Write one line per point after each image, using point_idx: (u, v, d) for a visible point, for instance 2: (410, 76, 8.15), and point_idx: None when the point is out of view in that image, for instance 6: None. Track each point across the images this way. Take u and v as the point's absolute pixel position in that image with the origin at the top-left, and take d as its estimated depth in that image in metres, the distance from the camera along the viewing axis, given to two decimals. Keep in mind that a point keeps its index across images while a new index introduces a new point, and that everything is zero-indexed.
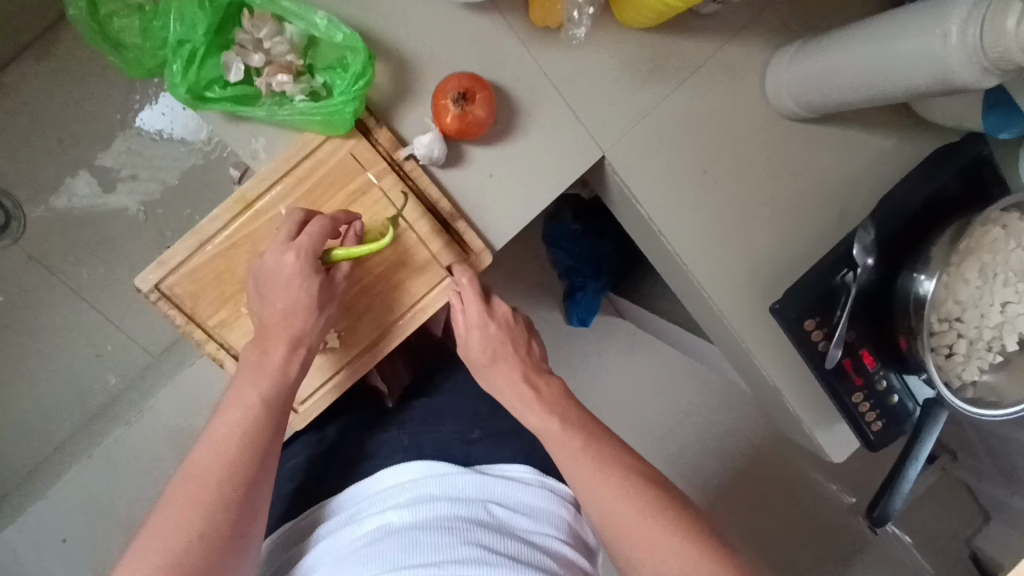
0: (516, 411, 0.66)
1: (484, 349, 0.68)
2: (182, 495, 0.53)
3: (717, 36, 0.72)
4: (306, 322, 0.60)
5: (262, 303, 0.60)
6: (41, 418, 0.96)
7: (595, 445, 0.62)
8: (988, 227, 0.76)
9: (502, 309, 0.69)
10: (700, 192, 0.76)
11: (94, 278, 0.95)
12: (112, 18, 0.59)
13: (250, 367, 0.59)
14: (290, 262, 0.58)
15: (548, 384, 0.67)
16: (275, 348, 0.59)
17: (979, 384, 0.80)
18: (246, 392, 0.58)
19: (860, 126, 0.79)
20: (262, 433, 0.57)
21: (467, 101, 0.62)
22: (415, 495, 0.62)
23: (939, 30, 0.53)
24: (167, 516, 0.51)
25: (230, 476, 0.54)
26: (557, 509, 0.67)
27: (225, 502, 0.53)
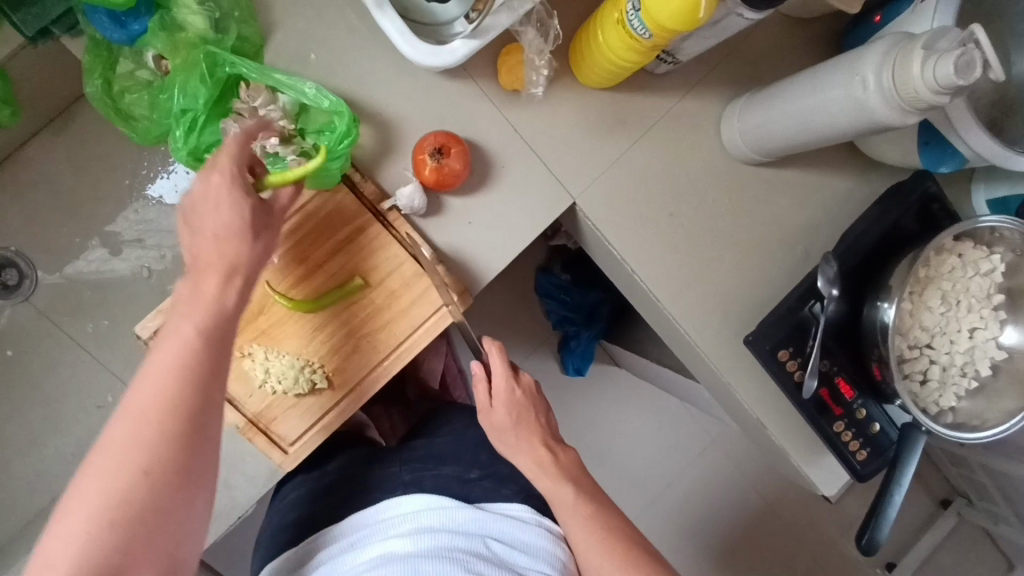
0: (532, 473, 0.70)
1: (508, 412, 0.72)
2: (122, 433, 0.50)
3: (673, 92, 0.79)
4: (243, 249, 0.58)
5: (200, 232, 0.58)
6: (42, 472, 0.98)
7: (601, 513, 0.67)
8: (943, 256, 0.81)
9: (527, 380, 0.74)
10: (668, 233, 0.80)
11: (99, 334, 0.99)
12: (125, 93, 0.68)
13: (184, 300, 0.57)
14: (224, 183, 0.58)
15: (565, 454, 0.72)
16: (209, 277, 0.57)
17: (958, 410, 0.82)
18: (184, 324, 0.55)
19: (816, 168, 0.85)
20: (199, 365, 0.54)
21: (442, 155, 0.68)
22: (417, 526, 0.64)
23: (858, 77, 0.60)
24: (112, 452, 0.50)
25: (176, 409, 0.52)
26: (552, 547, 0.67)
27: (170, 436, 0.51)
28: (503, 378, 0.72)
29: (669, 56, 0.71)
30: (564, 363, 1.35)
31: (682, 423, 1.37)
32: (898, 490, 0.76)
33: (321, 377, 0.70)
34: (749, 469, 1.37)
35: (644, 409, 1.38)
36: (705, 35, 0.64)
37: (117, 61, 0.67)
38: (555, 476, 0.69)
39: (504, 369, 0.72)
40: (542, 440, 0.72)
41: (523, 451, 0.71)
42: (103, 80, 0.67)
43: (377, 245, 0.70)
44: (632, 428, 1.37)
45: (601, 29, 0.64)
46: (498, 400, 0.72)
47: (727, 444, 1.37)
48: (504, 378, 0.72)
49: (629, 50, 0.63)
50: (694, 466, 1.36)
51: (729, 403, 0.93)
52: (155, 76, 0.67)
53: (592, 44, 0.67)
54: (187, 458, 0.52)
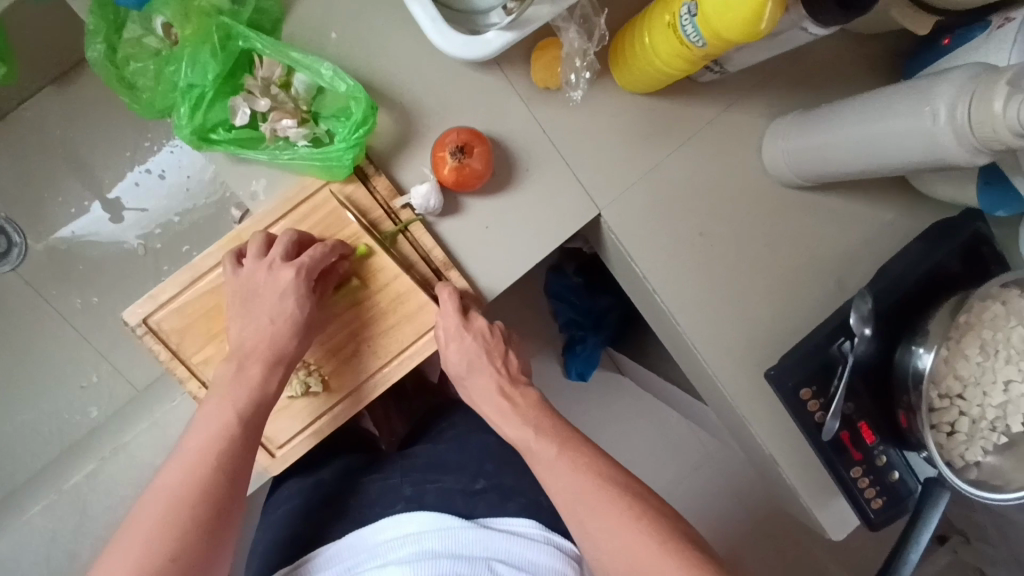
0: (494, 424, 0.66)
1: (461, 359, 0.66)
2: (151, 517, 0.51)
3: (717, 102, 0.74)
4: (291, 341, 0.60)
5: (246, 320, 0.60)
6: (25, 445, 0.95)
7: (570, 452, 0.61)
8: (987, 304, 0.75)
9: (480, 323, 0.66)
10: (696, 254, 0.76)
11: (87, 307, 0.95)
12: (129, 62, 0.61)
13: (226, 382, 0.58)
14: (287, 278, 0.59)
15: (524, 395, 0.67)
16: (254, 365, 0.59)
17: (983, 466, 0.78)
18: (223, 408, 0.57)
19: (857, 196, 0.79)
20: (236, 450, 0.56)
21: (464, 154, 0.63)
22: (417, 550, 0.60)
23: (928, 107, 0.54)
24: (131, 539, 0.50)
25: (204, 498, 0.53)
26: (561, 566, 0.62)
27: (196, 526, 0.52)
28: (451, 321, 0.65)
29: (718, 67, 0.65)
30: (567, 367, 1.31)
31: (683, 437, 1.33)
32: (915, 548, 0.76)
33: (319, 378, 0.66)
34: (749, 491, 1.32)
35: (647, 420, 1.34)
36: (761, 48, 0.58)
37: (123, 25, 0.61)
38: (514, 423, 0.64)
39: (452, 310, 0.65)
40: (498, 386, 0.67)
41: (483, 401, 0.67)
42: (106, 43, 0.61)
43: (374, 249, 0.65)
44: (632, 438, 1.33)
45: (649, 31, 0.59)
46: (447, 348, 0.66)
47: (726, 461, 1.33)
48: (452, 321, 0.65)
49: (678, 57, 0.58)
50: (691, 480, 1.33)
51: (741, 434, 0.88)
52: (164, 45, 0.61)
53: (636, 47, 0.62)
54: (209, 550, 0.52)
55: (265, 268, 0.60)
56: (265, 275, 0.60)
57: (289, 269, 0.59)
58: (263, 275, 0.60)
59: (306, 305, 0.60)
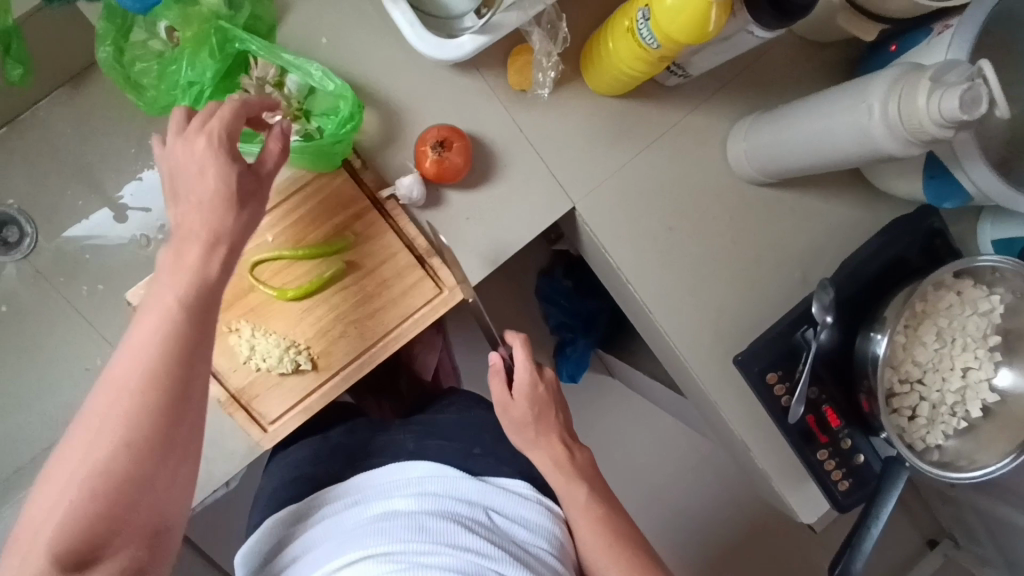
0: (546, 471, 0.71)
1: (530, 405, 0.73)
2: (102, 408, 0.50)
3: (683, 104, 0.79)
4: (228, 217, 0.57)
5: (179, 202, 0.57)
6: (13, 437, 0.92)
7: (614, 516, 0.69)
8: (941, 293, 0.80)
9: (549, 375, 0.76)
10: (666, 246, 0.80)
11: (94, 295, 0.93)
12: (136, 63, 0.67)
13: (167, 271, 0.55)
14: (202, 147, 0.56)
15: (580, 453, 0.74)
16: (192, 246, 0.56)
17: (945, 449, 0.81)
18: (167, 295, 0.54)
19: (821, 193, 0.84)
20: (179, 333, 0.53)
21: (444, 148, 0.68)
22: (420, 490, 0.65)
23: (865, 104, 0.59)
24: (86, 429, 0.49)
25: (156, 385, 0.51)
26: (549, 524, 0.68)
27: (150, 412, 0.50)
28: (527, 373, 0.74)
29: (679, 69, 0.70)
30: (559, 370, 1.35)
31: (671, 437, 1.36)
32: (875, 523, 0.76)
33: (308, 357, 0.70)
34: (736, 489, 1.35)
35: (637, 420, 1.37)
36: (714, 51, 0.64)
37: (131, 30, 0.66)
38: (569, 475, 0.71)
39: (529, 365, 0.74)
40: (559, 437, 0.74)
41: (540, 446, 0.72)
42: (115, 46, 0.66)
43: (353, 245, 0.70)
44: (622, 437, 1.36)
45: (611, 37, 0.64)
46: (519, 394, 0.73)
47: (714, 461, 1.36)
48: (529, 371, 0.74)
49: (636, 59, 0.63)
50: (679, 480, 1.35)
51: (718, 424, 0.92)
52: (167, 47, 0.67)
53: (601, 51, 0.67)
54: (179, 442, 0.52)
55: (181, 140, 0.57)
56: (199, 146, 0.57)
57: (202, 138, 0.57)
58: (183, 147, 0.57)
59: (232, 176, 0.57)
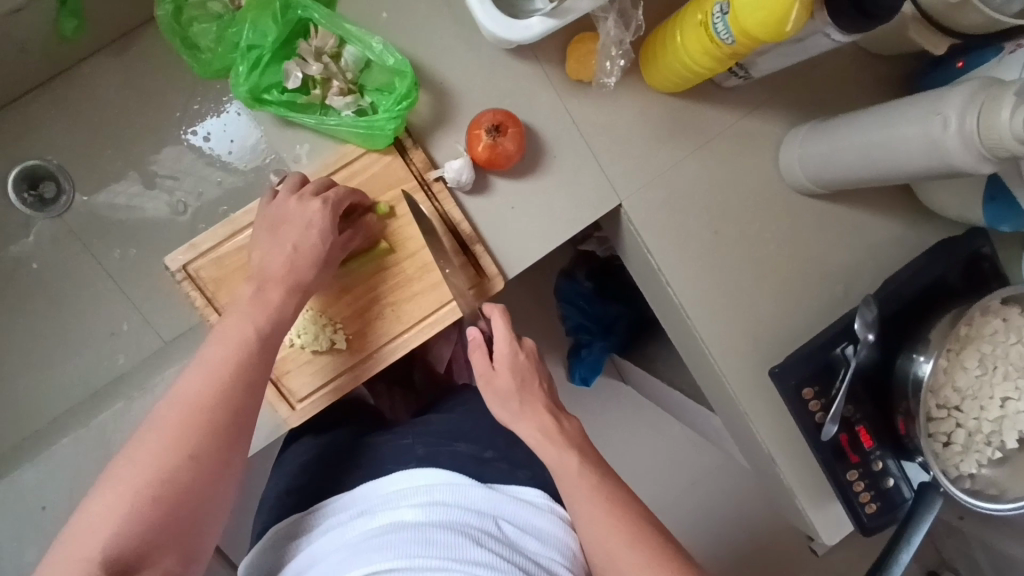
0: (536, 445, 0.65)
1: (512, 374, 0.67)
2: (171, 417, 0.53)
3: (739, 108, 0.78)
4: (311, 269, 0.62)
5: (270, 245, 0.62)
6: (30, 397, 0.91)
7: (613, 487, 0.62)
8: (987, 318, 0.78)
9: (530, 344, 0.70)
10: (709, 251, 0.79)
11: (123, 259, 0.92)
12: (194, 24, 0.66)
13: (247, 300, 0.60)
14: (315, 210, 0.62)
15: (569, 422, 0.67)
16: (274, 289, 0.60)
17: (978, 477, 0.79)
18: (244, 325, 0.58)
19: (869, 209, 0.82)
20: (254, 370, 0.57)
21: (498, 133, 0.66)
22: (429, 499, 0.62)
23: (939, 116, 0.57)
24: (152, 437, 0.52)
25: (221, 405, 0.55)
26: (562, 535, 0.66)
27: (210, 429, 0.54)
28: (506, 342, 0.68)
29: (742, 70, 0.69)
30: (572, 372, 1.32)
31: (682, 450, 1.34)
32: (904, 548, 0.74)
33: (343, 337, 0.69)
34: (743, 507, 1.32)
35: (649, 429, 1.34)
36: (784, 53, 0.62)
37: None
38: (560, 445, 0.64)
39: (507, 334, 0.68)
40: (544, 406, 0.67)
41: (524, 417, 0.66)
42: (174, 5, 0.65)
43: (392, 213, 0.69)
44: (632, 446, 1.34)
45: (681, 30, 0.63)
46: (501, 364, 0.67)
47: (725, 478, 1.33)
48: (507, 339, 0.68)
49: (705, 54, 0.62)
50: (687, 494, 1.33)
51: (744, 437, 0.90)
52: (226, 10, 0.65)
53: (668, 44, 0.65)
54: (226, 457, 0.54)
55: (296, 198, 0.63)
56: (295, 204, 0.63)
57: (318, 203, 0.63)
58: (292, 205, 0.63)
59: (327, 240, 0.63)
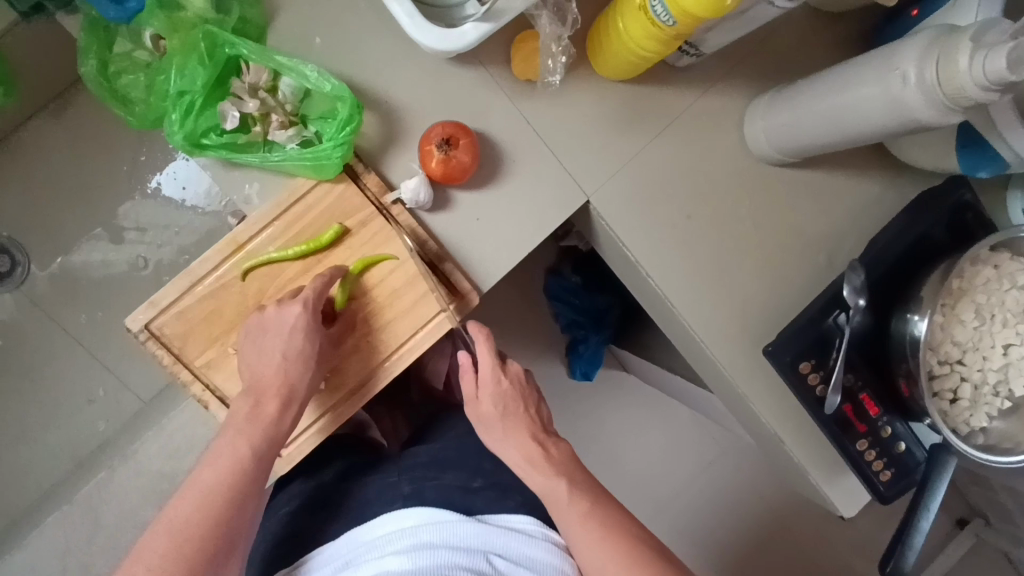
0: (522, 472, 0.64)
1: (495, 403, 0.67)
2: (158, 552, 0.52)
3: (696, 86, 0.75)
4: (302, 376, 0.62)
5: (257, 355, 0.62)
6: (18, 474, 0.89)
7: (601, 509, 0.61)
8: (977, 267, 0.76)
9: (515, 369, 0.69)
10: (686, 236, 0.76)
11: (93, 322, 0.90)
12: (123, 76, 0.64)
13: (241, 419, 0.59)
14: (295, 314, 0.61)
15: (556, 446, 0.66)
16: (268, 402, 0.60)
17: (990, 431, 0.77)
18: (237, 445, 0.58)
19: (842, 170, 0.80)
20: (246, 493, 0.57)
21: (449, 147, 0.64)
22: (415, 542, 0.61)
23: (897, 71, 0.55)
24: (138, 573, 0.51)
25: (209, 534, 0.54)
26: (558, 561, 0.63)
27: (197, 561, 0.52)
28: (488, 369, 0.67)
29: (692, 49, 0.67)
30: (572, 369, 1.30)
31: (690, 433, 1.31)
32: (926, 516, 0.73)
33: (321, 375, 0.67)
34: (759, 483, 1.29)
35: (655, 417, 1.32)
36: (731, 26, 0.60)
37: (114, 41, 0.63)
38: (547, 470, 0.63)
39: (488, 356, 0.68)
40: (531, 434, 0.66)
41: (511, 443, 0.66)
42: (99, 60, 0.63)
43: (346, 230, 0.66)
44: (640, 437, 1.31)
45: (622, 16, 0.60)
46: (484, 394, 0.67)
47: (737, 456, 1.31)
48: (489, 367, 0.67)
49: (649, 39, 0.60)
50: (700, 476, 1.30)
51: (746, 418, 0.88)
52: (154, 57, 0.63)
53: (611, 33, 0.63)
54: None
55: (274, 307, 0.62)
56: (274, 312, 0.62)
57: (297, 305, 0.62)
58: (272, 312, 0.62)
59: (314, 339, 0.62)
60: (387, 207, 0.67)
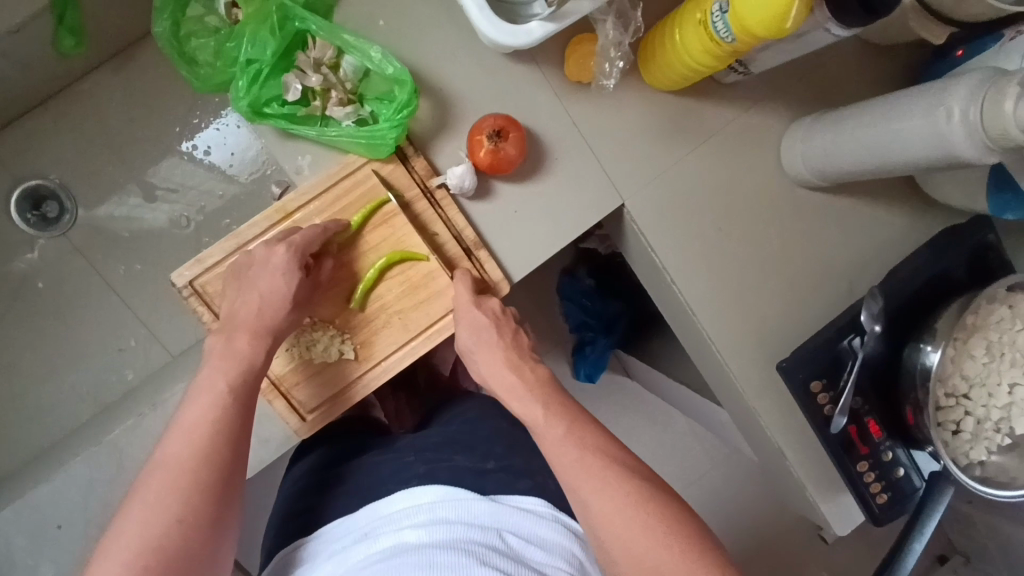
0: (505, 401, 0.65)
1: (471, 334, 0.68)
2: (156, 483, 0.54)
3: (739, 104, 0.77)
4: (283, 314, 0.64)
5: (239, 293, 0.64)
6: (39, 414, 0.90)
7: (579, 433, 0.60)
8: (993, 306, 0.78)
9: (491, 302, 0.69)
10: (713, 248, 0.79)
11: (130, 275, 0.92)
12: (192, 38, 0.66)
13: (218, 353, 0.61)
14: (279, 256, 0.63)
15: (534, 371, 0.66)
16: (241, 336, 0.62)
17: (987, 465, 0.79)
18: (218, 378, 0.60)
19: (870, 201, 0.82)
20: (234, 415, 0.59)
21: (500, 139, 0.66)
22: (431, 517, 0.63)
23: (942, 108, 0.57)
24: (140, 505, 0.53)
25: (207, 463, 0.55)
26: (566, 542, 0.66)
27: (200, 488, 0.54)
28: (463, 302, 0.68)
29: (742, 67, 0.69)
30: (576, 369, 1.33)
31: (687, 443, 1.34)
32: (919, 539, 0.75)
33: (351, 346, 0.69)
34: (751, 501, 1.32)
35: (655, 424, 1.34)
36: (785, 49, 0.62)
37: (188, 4, 0.65)
38: (525, 399, 0.64)
39: (463, 293, 0.69)
40: (508, 363, 0.67)
41: (492, 375, 0.67)
42: (172, 20, 0.65)
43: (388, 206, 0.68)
44: (640, 441, 1.34)
45: (680, 29, 0.62)
46: (461, 329, 0.68)
47: (732, 472, 1.33)
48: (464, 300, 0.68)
49: (705, 54, 0.62)
50: (694, 487, 1.32)
51: (751, 433, 0.90)
52: (224, 24, 0.65)
53: (667, 44, 0.65)
54: (214, 510, 0.55)
55: (261, 246, 0.64)
56: (262, 251, 0.64)
57: (282, 246, 0.63)
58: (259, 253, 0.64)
59: (293, 281, 0.63)
60: (433, 188, 0.69)
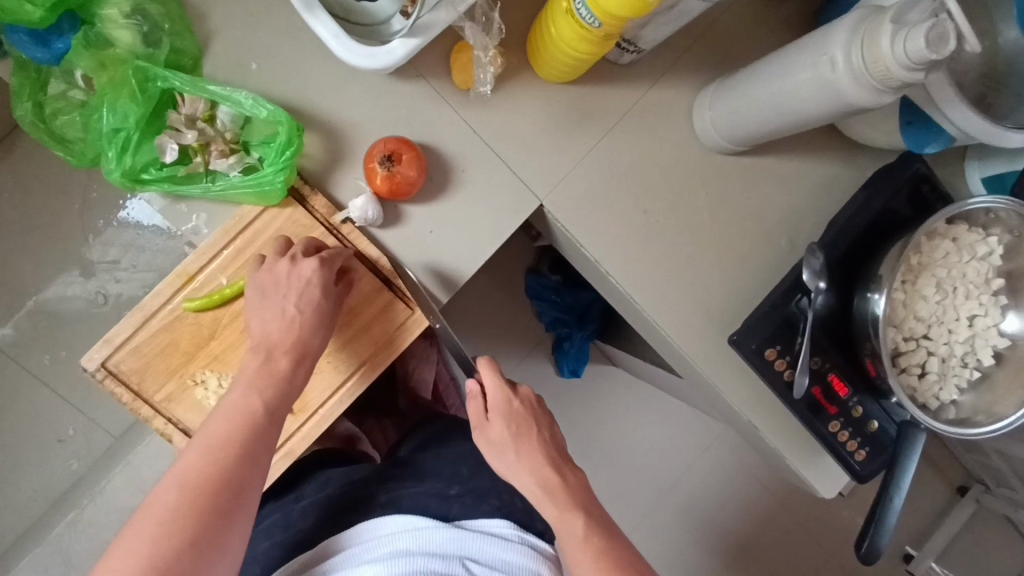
0: (535, 501, 0.63)
1: (507, 423, 0.66)
2: (171, 499, 0.53)
3: (642, 81, 0.75)
4: (316, 336, 0.62)
5: (268, 309, 0.61)
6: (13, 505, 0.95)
7: (611, 549, 0.60)
8: (935, 242, 0.76)
9: (526, 391, 0.68)
10: (643, 231, 0.76)
11: (58, 365, 0.94)
12: (58, 116, 0.65)
13: (252, 372, 0.59)
14: (311, 269, 0.61)
15: (573, 474, 0.66)
16: (281, 357, 0.60)
17: (961, 404, 0.78)
18: (250, 399, 0.58)
19: (797, 155, 0.80)
20: (259, 444, 0.57)
21: (392, 163, 0.65)
22: (393, 550, 0.62)
23: (826, 57, 0.56)
24: (149, 522, 0.51)
25: (223, 487, 0.54)
26: (534, 565, 0.65)
27: (213, 512, 0.53)
28: (496, 387, 0.67)
29: (629, 45, 0.67)
30: (560, 366, 1.28)
31: (683, 421, 1.31)
32: (898, 493, 0.73)
33: None
34: (754, 466, 1.30)
35: (649, 408, 1.31)
36: (662, 21, 0.60)
37: (47, 82, 0.65)
38: (560, 502, 0.63)
39: (497, 379, 0.67)
40: (547, 459, 0.65)
41: (523, 468, 0.64)
42: (33, 102, 0.65)
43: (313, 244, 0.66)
44: (637, 429, 1.30)
45: (552, 21, 0.61)
46: (494, 413, 0.66)
47: (731, 441, 1.31)
48: (500, 386, 0.67)
49: (583, 41, 0.60)
50: (697, 464, 1.30)
51: (723, 409, 0.88)
52: (88, 96, 0.65)
53: (546, 37, 0.63)
54: (223, 533, 0.53)
55: (286, 262, 0.62)
56: (287, 268, 0.62)
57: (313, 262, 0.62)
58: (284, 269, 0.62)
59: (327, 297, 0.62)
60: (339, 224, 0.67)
